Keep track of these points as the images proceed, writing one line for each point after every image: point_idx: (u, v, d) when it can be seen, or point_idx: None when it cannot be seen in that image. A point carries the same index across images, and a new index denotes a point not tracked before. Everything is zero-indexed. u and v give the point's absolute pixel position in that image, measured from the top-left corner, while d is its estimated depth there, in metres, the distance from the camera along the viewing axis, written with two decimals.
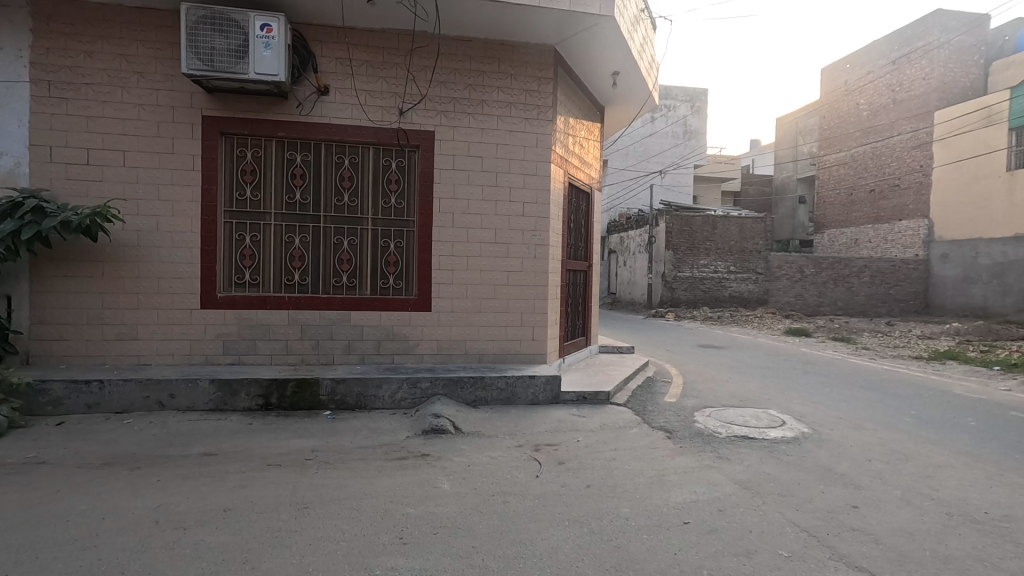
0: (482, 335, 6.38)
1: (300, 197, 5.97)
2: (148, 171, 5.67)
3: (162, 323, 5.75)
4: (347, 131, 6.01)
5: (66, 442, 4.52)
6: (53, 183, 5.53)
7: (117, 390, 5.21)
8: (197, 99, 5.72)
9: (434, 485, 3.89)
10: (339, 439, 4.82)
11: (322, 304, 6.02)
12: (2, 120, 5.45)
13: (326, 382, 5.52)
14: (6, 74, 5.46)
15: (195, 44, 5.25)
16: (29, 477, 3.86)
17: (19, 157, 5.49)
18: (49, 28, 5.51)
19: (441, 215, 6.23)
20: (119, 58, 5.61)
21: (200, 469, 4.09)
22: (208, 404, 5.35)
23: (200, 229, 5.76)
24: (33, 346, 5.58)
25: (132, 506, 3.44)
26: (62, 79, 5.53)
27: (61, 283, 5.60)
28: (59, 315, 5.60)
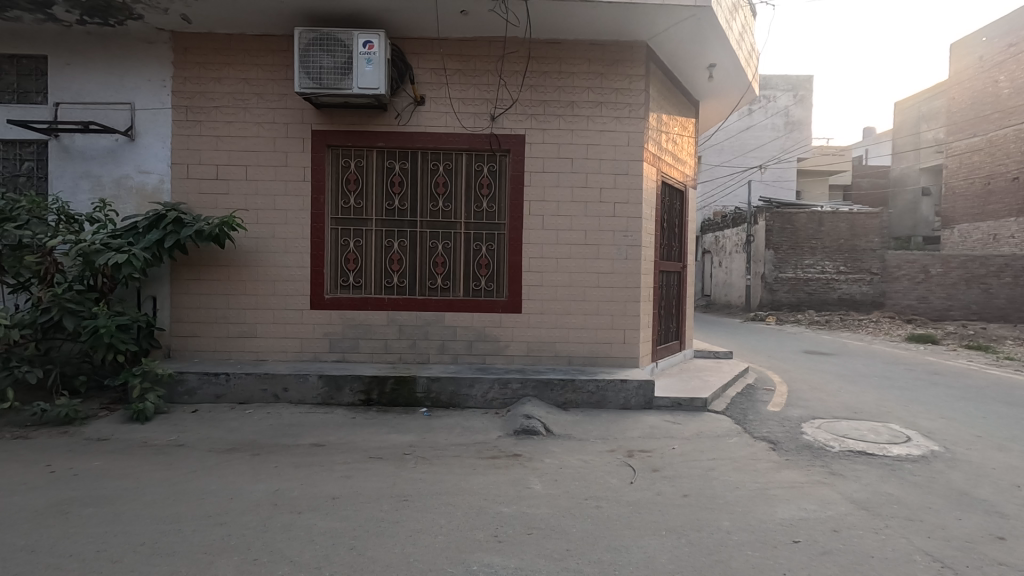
0: (572, 337, 6.34)
1: (399, 203, 6.28)
2: (267, 183, 6.22)
3: (278, 322, 6.28)
4: (441, 139, 6.23)
5: (199, 428, 5.06)
6: (189, 196, 6.21)
7: (240, 383, 5.75)
8: (307, 115, 6.19)
9: (527, 486, 3.92)
10: (434, 436, 4.99)
11: (418, 305, 6.28)
12: (150, 142, 6.22)
13: (421, 380, 5.75)
14: (152, 102, 6.22)
15: (306, 65, 5.68)
16: (171, 457, 4.36)
17: (162, 175, 6.22)
18: (186, 59, 6.20)
19: (531, 217, 6.28)
20: (242, 82, 6.20)
21: (310, 459, 4.41)
22: (316, 398, 5.76)
23: (310, 235, 6.22)
24: (173, 341, 6.30)
25: (253, 489, 3.77)
26: (195, 103, 6.20)
27: (195, 286, 6.28)
28: (193, 315, 6.28)
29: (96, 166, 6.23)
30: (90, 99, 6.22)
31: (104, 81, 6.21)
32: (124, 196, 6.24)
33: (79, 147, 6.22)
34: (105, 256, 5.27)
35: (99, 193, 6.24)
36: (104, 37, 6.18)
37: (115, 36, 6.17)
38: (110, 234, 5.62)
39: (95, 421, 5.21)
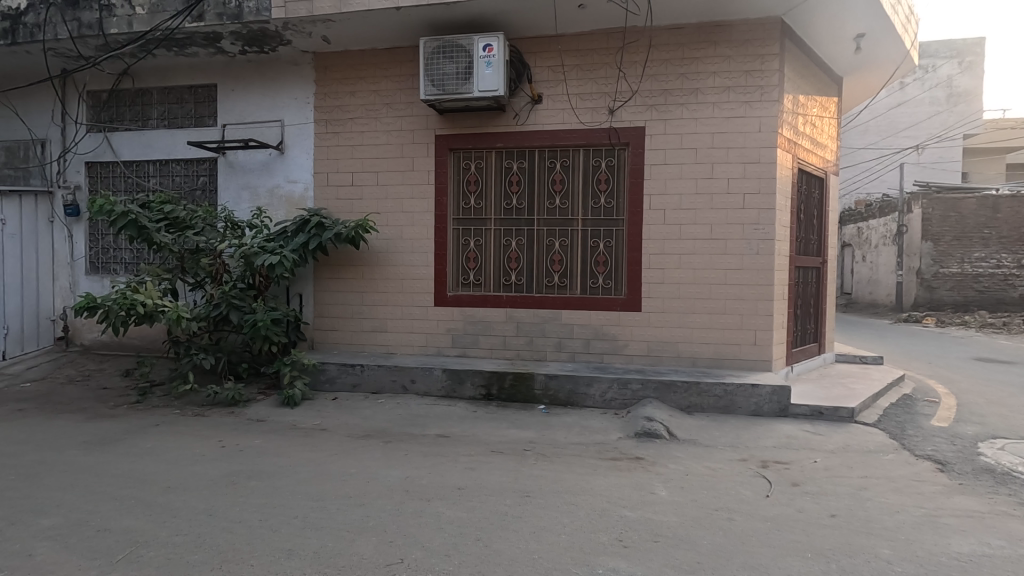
0: (696, 337, 6.02)
1: (517, 202, 6.37)
2: (395, 187, 6.62)
3: (405, 318, 6.66)
4: (558, 136, 6.22)
5: (339, 415, 5.52)
6: (329, 202, 6.81)
7: (373, 374, 6.19)
8: (432, 121, 6.49)
9: (651, 491, 3.77)
10: (553, 434, 4.99)
11: (535, 302, 6.33)
12: (297, 155, 6.90)
13: (539, 377, 5.79)
14: (299, 118, 6.89)
15: (430, 73, 5.96)
16: (316, 440, 4.80)
17: (307, 183, 6.88)
18: (326, 76, 6.79)
19: (652, 212, 6.06)
20: (373, 94, 6.65)
21: (437, 448, 4.62)
22: (440, 391, 6.03)
23: (434, 236, 6.52)
24: (316, 334, 6.94)
25: (387, 475, 4.03)
26: (334, 116, 6.77)
27: (334, 284, 6.86)
28: (332, 310, 6.87)
29: (254, 178, 7.03)
30: (249, 119, 7.03)
31: (260, 102, 6.99)
32: (277, 204, 6.98)
33: (240, 162, 7.06)
34: (262, 257, 5.92)
35: (256, 202, 7.04)
36: (260, 63, 6.96)
37: (269, 62, 6.92)
38: (266, 238, 6.30)
39: (255, 404, 5.89)
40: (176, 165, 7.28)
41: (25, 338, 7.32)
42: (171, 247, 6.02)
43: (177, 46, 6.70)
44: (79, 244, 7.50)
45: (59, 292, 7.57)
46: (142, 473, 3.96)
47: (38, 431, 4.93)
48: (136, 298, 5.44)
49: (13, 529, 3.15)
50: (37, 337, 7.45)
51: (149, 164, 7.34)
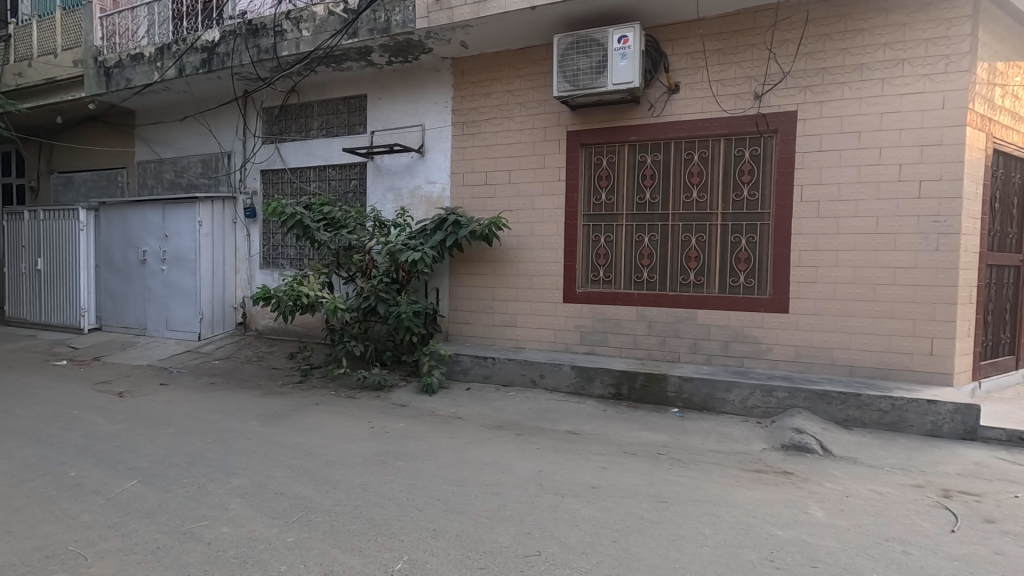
0: (856, 343, 5.38)
1: (650, 197, 6.15)
2: (527, 185, 6.73)
3: (534, 314, 6.76)
4: (696, 127, 5.91)
5: (472, 405, 5.76)
6: (464, 201, 7.12)
7: (504, 367, 6.36)
8: (564, 117, 6.49)
9: (805, 510, 3.44)
10: (690, 439, 4.76)
11: (668, 301, 6.08)
12: (436, 157, 7.30)
13: (673, 379, 5.55)
14: (438, 121, 7.28)
15: (563, 69, 5.96)
16: (453, 427, 5.05)
17: (444, 184, 7.26)
18: (463, 80, 7.09)
19: (804, 204, 5.52)
20: (507, 94, 6.82)
21: (568, 445, 4.62)
22: (569, 387, 6.03)
23: (564, 232, 6.53)
24: (451, 327, 7.31)
25: (520, 467, 4.11)
26: (470, 118, 7.06)
27: (468, 279, 7.16)
28: (466, 305, 7.19)
29: (397, 179, 7.56)
30: (394, 125, 7.56)
31: (403, 109, 7.49)
32: (418, 204, 7.45)
33: (386, 165, 7.62)
34: (405, 254, 6.35)
35: (400, 202, 7.57)
36: (404, 73, 7.46)
37: (413, 70, 7.39)
38: (408, 235, 6.73)
39: (398, 389, 6.34)
40: (332, 170, 8.06)
41: (214, 321, 8.54)
42: (329, 244, 6.70)
43: (334, 62, 7.42)
44: (256, 242, 8.66)
45: (239, 284, 8.80)
46: (307, 446, 4.45)
47: (226, 403, 5.75)
48: (301, 289, 6.13)
49: (213, 484, 3.70)
50: (223, 321, 8.67)
51: (310, 170, 8.21)
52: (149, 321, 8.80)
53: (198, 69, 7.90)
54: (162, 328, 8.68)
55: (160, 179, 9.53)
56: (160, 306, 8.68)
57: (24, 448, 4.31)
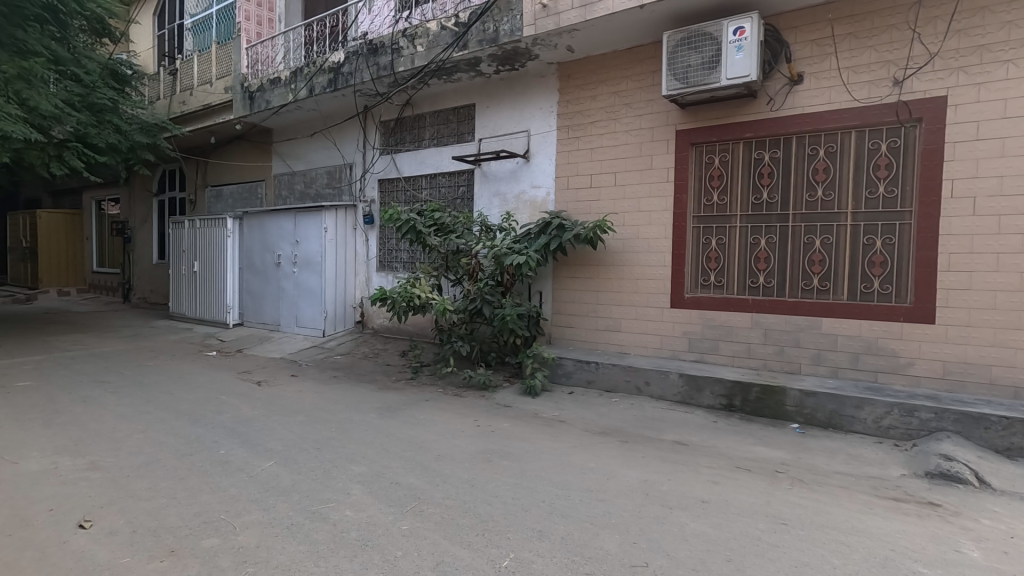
0: (1021, 360, 4.66)
1: (767, 196, 5.77)
2: (633, 187, 6.60)
3: (639, 319, 6.60)
4: (822, 119, 5.45)
5: (576, 409, 5.74)
6: (569, 205, 7.13)
7: (607, 372, 6.28)
8: (673, 116, 6.28)
9: (956, 548, 3.03)
10: (813, 458, 4.38)
11: (788, 308, 5.66)
12: (541, 161, 7.39)
13: (793, 393, 5.15)
14: (544, 126, 7.36)
15: (673, 66, 5.77)
16: (556, 430, 5.07)
17: (548, 188, 7.32)
18: (569, 84, 7.11)
19: (954, 201, 4.88)
20: (613, 95, 6.73)
21: (676, 455, 4.45)
22: (676, 396, 5.81)
23: (672, 234, 6.31)
24: (554, 330, 7.35)
25: (625, 474, 4.03)
26: (575, 121, 7.06)
27: (572, 283, 7.15)
28: (569, 308, 7.19)
29: (503, 184, 7.74)
30: (501, 131, 7.75)
31: (510, 115, 7.66)
32: (523, 208, 7.58)
33: (493, 171, 7.84)
34: (510, 257, 6.46)
35: (505, 207, 7.74)
36: (511, 80, 7.64)
37: (520, 77, 7.54)
38: (513, 239, 6.85)
39: (502, 390, 6.49)
40: (442, 177, 8.44)
41: (336, 319, 9.28)
42: (439, 248, 6.98)
43: (446, 75, 7.77)
44: (373, 246, 9.31)
45: (358, 285, 9.50)
46: (419, 440, 4.69)
47: (347, 396, 6.22)
48: (413, 291, 6.47)
49: (337, 470, 4.02)
50: (344, 320, 9.39)
51: (422, 178, 8.66)
52: (282, 318, 9.76)
53: (326, 89, 8.64)
54: (293, 324, 9.59)
55: (292, 190, 10.54)
56: (292, 305, 9.58)
57: (185, 426, 4.97)
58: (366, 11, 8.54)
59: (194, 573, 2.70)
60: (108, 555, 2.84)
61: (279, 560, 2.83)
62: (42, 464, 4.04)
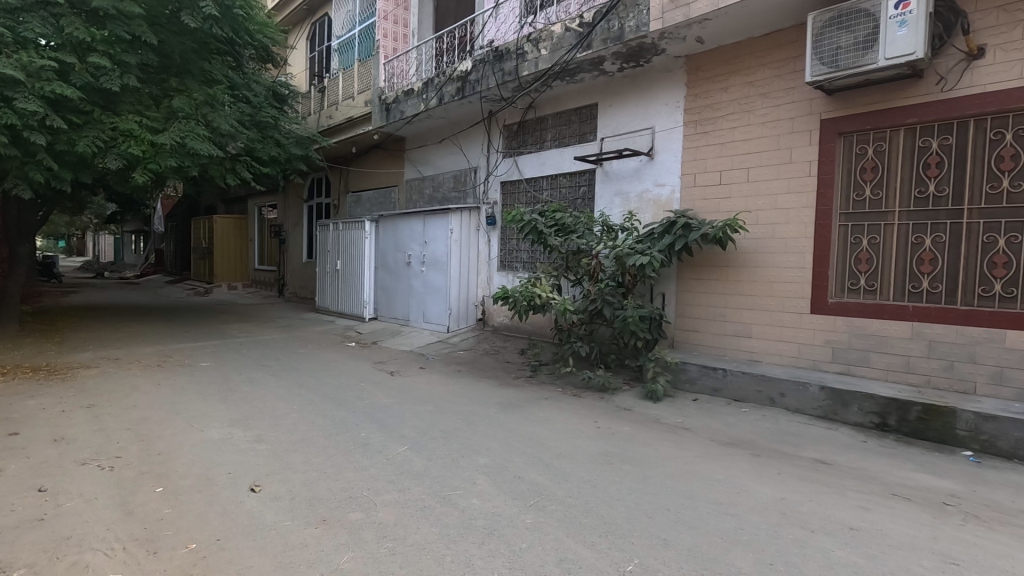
0: None
1: (935, 189, 5.08)
2: (769, 182, 6.14)
3: (773, 325, 6.13)
4: (1010, 98, 4.68)
5: (701, 417, 5.47)
6: (696, 203, 6.82)
7: (736, 380, 5.91)
8: (817, 104, 5.75)
9: None
10: (991, 492, 3.78)
11: (960, 317, 4.92)
12: (666, 159, 7.14)
13: (965, 415, 4.48)
14: (669, 122, 7.11)
15: (820, 49, 5.28)
16: (680, 438, 4.88)
17: (673, 185, 7.06)
18: (698, 76, 6.80)
19: None
20: (747, 86, 6.32)
21: (817, 475, 4.08)
22: (816, 410, 5.32)
23: (814, 234, 5.77)
24: (677, 334, 7.07)
25: (758, 490, 3.77)
26: (704, 116, 6.74)
27: (697, 285, 6.83)
28: (694, 311, 6.88)
29: (625, 184, 7.61)
30: (624, 130, 7.63)
31: (634, 113, 7.50)
32: (645, 208, 7.39)
33: (615, 170, 7.73)
34: (633, 258, 6.30)
35: (627, 206, 7.60)
36: (636, 77, 7.47)
37: (645, 73, 7.35)
38: (635, 240, 6.68)
39: (621, 392, 6.38)
40: (563, 178, 8.48)
41: (460, 316, 9.73)
42: (559, 249, 6.99)
43: (569, 76, 7.81)
44: (495, 247, 9.63)
45: (480, 284, 9.87)
46: (540, 437, 4.77)
47: (470, 390, 6.51)
48: (534, 290, 6.59)
49: (464, 459, 4.22)
50: (466, 317, 9.82)
51: (544, 179, 8.77)
52: (411, 314, 10.44)
53: (454, 96, 9.09)
54: (421, 320, 10.21)
55: (422, 194, 11.22)
56: (420, 302, 10.22)
57: (331, 409, 5.51)
58: (492, 20, 8.87)
59: (343, 541, 2.99)
60: (274, 518, 3.23)
61: (415, 539, 3.03)
62: (221, 433, 4.70)
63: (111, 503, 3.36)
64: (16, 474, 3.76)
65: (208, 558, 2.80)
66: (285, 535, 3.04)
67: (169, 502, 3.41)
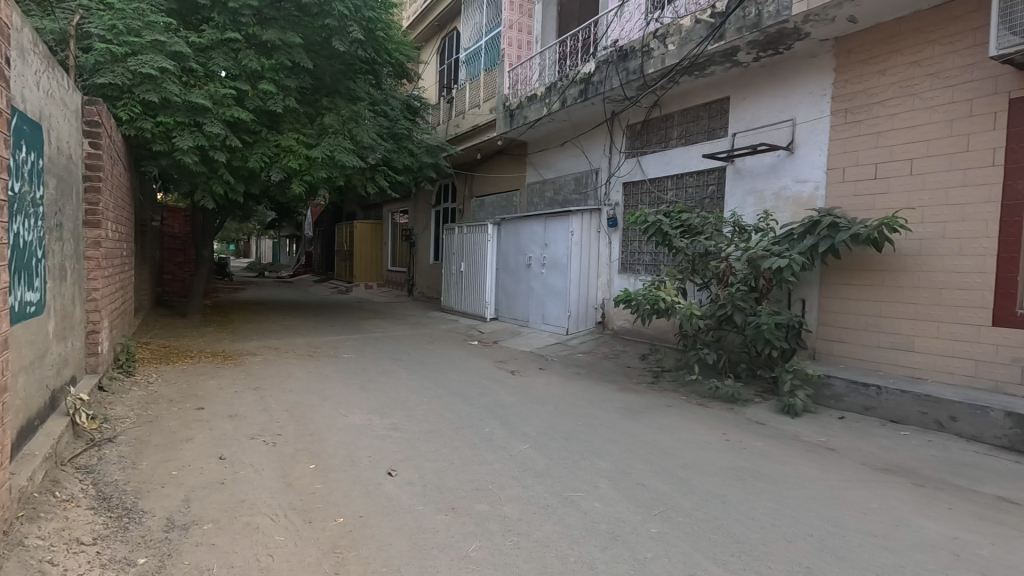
0: None
1: None
2: (939, 175, 5.39)
3: (941, 338, 5.36)
4: None
5: (849, 437, 4.93)
6: (844, 200, 6.16)
7: (893, 399, 5.24)
8: (1005, 81, 4.94)
9: None
10: None
11: None
12: (809, 153, 6.54)
13: None
14: (813, 112, 6.51)
15: (1010, 17, 4.52)
16: (823, 458, 4.44)
17: (817, 181, 6.45)
18: (849, 59, 6.15)
19: None
20: (912, 66, 5.62)
21: (1000, 514, 3.49)
22: (1000, 439, 4.55)
23: (999, 233, 4.96)
24: (819, 344, 6.43)
25: (922, 524, 3.32)
26: (856, 103, 6.08)
27: (845, 290, 6.17)
28: (840, 320, 6.21)
29: (760, 181, 7.09)
30: (759, 123, 7.13)
31: (772, 104, 6.98)
32: (784, 206, 6.83)
33: (748, 167, 7.25)
34: (769, 261, 5.84)
35: (762, 206, 7.08)
36: (774, 65, 6.95)
37: (785, 60, 6.81)
38: (771, 241, 6.20)
39: (753, 405, 5.94)
40: (690, 177, 8.11)
41: (579, 318, 9.71)
42: (686, 250, 6.68)
43: (698, 70, 7.46)
44: (616, 248, 9.48)
45: (601, 286, 9.77)
46: (663, 446, 4.60)
47: (590, 392, 6.47)
48: (659, 294, 6.36)
49: (585, 462, 4.20)
50: (586, 320, 9.77)
51: (669, 179, 8.46)
52: (531, 315, 10.62)
53: (577, 99, 9.11)
54: (540, 321, 10.34)
55: (543, 197, 11.37)
56: (540, 303, 10.36)
57: (457, 404, 5.78)
58: (617, 20, 8.77)
59: (471, 530, 3.12)
60: (408, 501, 3.47)
61: (538, 536, 3.08)
62: (362, 420, 5.15)
63: (275, 474, 3.83)
64: (203, 442, 4.41)
65: (354, 532, 3.08)
66: (419, 519, 3.24)
67: (320, 478, 3.80)
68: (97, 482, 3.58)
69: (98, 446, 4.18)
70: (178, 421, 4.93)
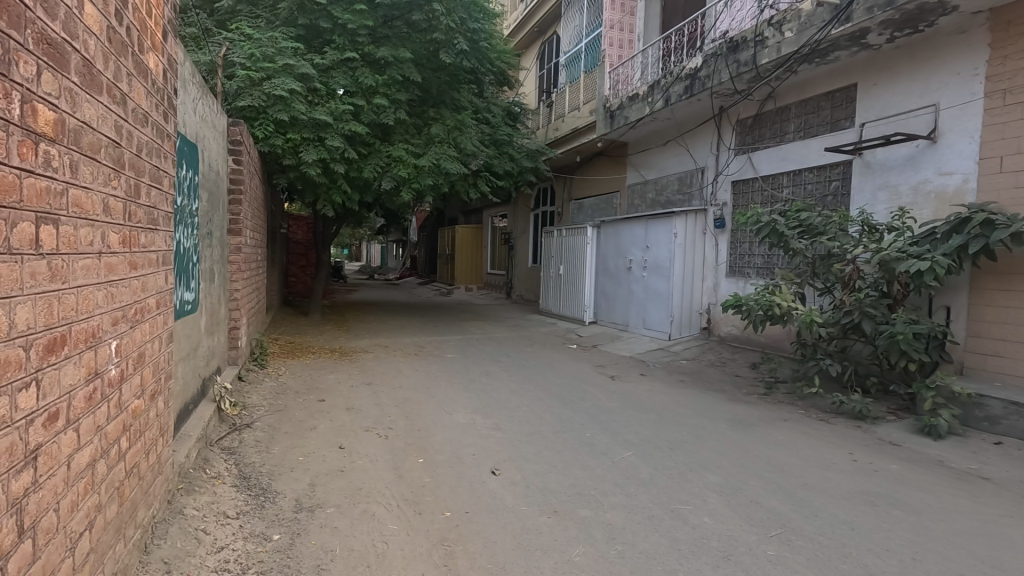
0: None
1: None
2: None
3: None
4: None
5: (1009, 466, 4.29)
6: (1001, 194, 5.39)
7: None
8: None
9: None
10: None
11: None
12: (955, 141, 5.80)
13: None
14: (962, 95, 5.77)
15: None
16: (976, 488, 3.90)
17: (967, 173, 5.70)
18: (1009, 33, 5.38)
19: None
20: None
21: None
22: None
23: None
24: (968, 358, 5.67)
25: None
26: (1018, 82, 5.30)
27: (1002, 297, 5.39)
28: (996, 331, 5.43)
29: (895, 175, 6.39)
30: (894, 111, 6.44)
31: (909, 89, 6.28)
32: (924, 202, 6.10)
33: (880, 160, 6.57)
34: (906, 263, 5.23)
35: (897, 202, 6.38)
36: (913, 46, 6.25)
37: (925, 40, 6.11)
38: (909, 241, 5.56)
39: (886, 423, 5.36)
40: (809, 173, 7.50)
41: (682, 324, 9.36)
42: (805, 253, 6.19)
43: (820, 57, 6.89)
44: (723, 251, 8.99)
45: (706, 291, 9.34)
46: (779, 462, 4.29)
47: (695, 401, 6.19)
48: (773, 299, 5.94)
49: (692, 474, 4.03)
50: (689, 325, 9.39)
51: (785, 175, 7.87)
52: (631, 319, 10.38)
53: (682, 96, 8.78)
54: (641, 325, 10.07)
55: (644, 198, 11.08)
56: (640, 308, 10.10)
57: (557, 407, 5.79)
58: (726, 10, 8.35)
59: (575, 535, 3.11)
60: (513, 501, 3.52)
61: (644, 547, 2.99)
62: (466, 418, 5.32)
63: (388, 466, 4.06)
64: (325, 431, 4.80)
65: (461, 527, 3.18)
66: (523, 519, 3.28)
67: (428, 472, 3.97)
68: (238, 463, 4.01)
69: (239, 430, 4.68)
70: (303, 411, 5.40)
